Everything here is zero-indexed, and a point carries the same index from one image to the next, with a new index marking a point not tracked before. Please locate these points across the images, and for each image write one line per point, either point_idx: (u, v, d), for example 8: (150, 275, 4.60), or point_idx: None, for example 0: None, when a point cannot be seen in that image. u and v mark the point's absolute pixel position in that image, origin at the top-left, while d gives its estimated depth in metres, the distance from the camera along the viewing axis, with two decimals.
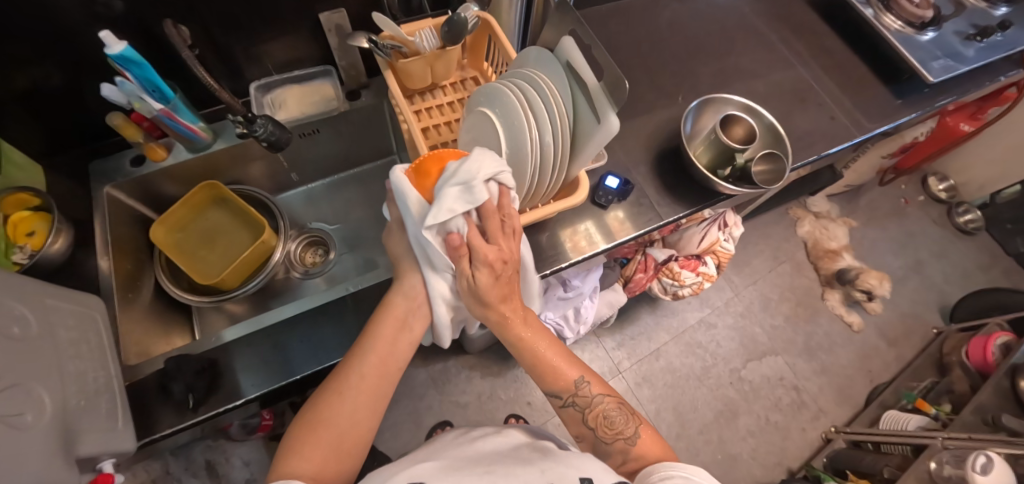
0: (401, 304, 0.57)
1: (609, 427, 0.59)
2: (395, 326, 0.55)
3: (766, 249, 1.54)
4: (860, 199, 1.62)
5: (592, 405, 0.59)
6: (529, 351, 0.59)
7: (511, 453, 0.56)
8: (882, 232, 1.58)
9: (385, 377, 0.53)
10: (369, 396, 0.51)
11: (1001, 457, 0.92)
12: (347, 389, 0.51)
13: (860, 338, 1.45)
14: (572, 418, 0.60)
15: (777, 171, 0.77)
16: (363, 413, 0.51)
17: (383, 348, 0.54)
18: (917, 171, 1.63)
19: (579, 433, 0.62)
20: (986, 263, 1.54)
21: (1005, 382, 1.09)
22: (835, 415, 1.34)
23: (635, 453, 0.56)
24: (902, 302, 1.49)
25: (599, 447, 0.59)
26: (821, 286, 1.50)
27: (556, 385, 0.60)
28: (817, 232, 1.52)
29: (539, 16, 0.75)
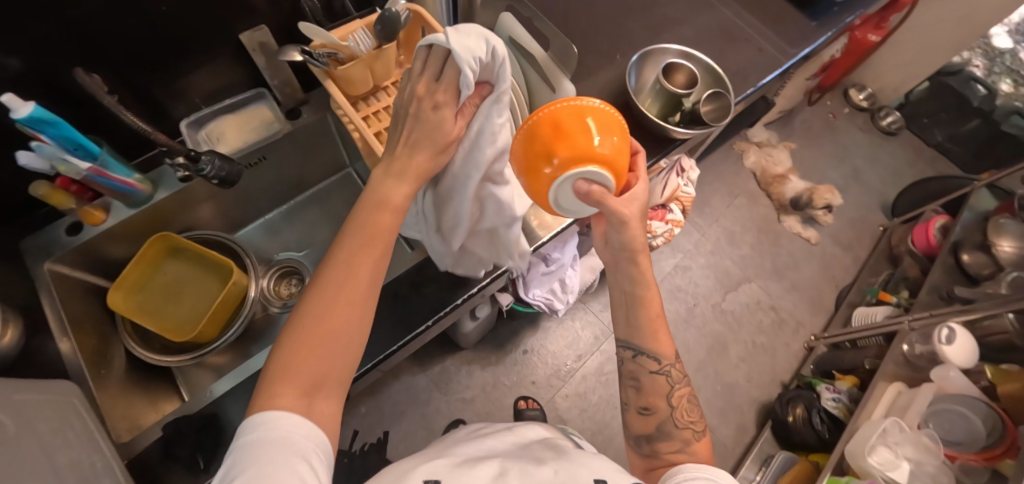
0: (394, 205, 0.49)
1: (685, 411, 0.62)
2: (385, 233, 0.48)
3: (720, 187, 1.61)
4: (794, 122, 1.72)
5: (678, 382, 0.63)
6: (649, 306, 0.60)
7: (520, 453, 0.57)
8: (819, 148, 1.68)
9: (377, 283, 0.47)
10: (364, 303, 0.45)
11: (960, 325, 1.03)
12: (339, 295, 0.43)
13: (819, 249, 1.56)
14: (656, 387, 0.62)
15: (722, 108, 0.81)
16: (352, 338, 0.44)
17: (374, 257, 0.46)
18: (839, 86, 1.74)
19: (648, 406, 0.63)
20: (915, 157, 1.67)
21: (950, 260, 1.24)
22: (812, 324, 1.45)
23: (694, 447, 0.59)
24: (849, 209, 1.61)
25: (666, 428, 0.60)
26: (776, 211, 1.59)
27: (654, 349, 0.61)
28: (763, 160, 1.62)
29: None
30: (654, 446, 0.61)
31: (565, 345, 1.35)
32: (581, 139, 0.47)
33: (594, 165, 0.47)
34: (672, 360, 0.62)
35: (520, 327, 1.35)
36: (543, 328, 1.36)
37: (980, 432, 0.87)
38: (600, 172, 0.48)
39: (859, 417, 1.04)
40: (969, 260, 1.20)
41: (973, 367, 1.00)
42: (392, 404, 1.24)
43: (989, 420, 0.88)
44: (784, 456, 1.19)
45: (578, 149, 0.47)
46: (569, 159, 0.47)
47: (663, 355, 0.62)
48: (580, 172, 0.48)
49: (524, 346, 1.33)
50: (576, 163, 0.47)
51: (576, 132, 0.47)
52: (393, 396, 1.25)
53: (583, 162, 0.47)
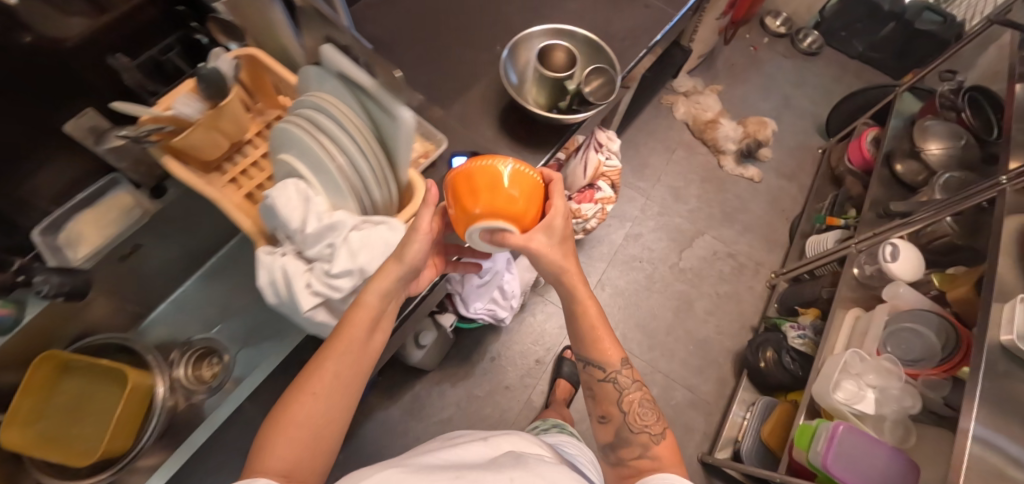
0: (370, 306, 0.49)
1: (640, 416, 0.60)
2: (363, 326, 0.48)
3: (656, 146, 1.58)
4: (717, 62, 1.69)
5: (628, 387, 0.61)
6: (587, 319, 0.58)
7: (483, 462, 0.54)
8: (746, 84, 1.66)
9: (358, 371, 0.48)
10: (344, 390, 0.46)
11: (903, 240, 1.02)
12: (321, 377, 0.45)
13: (764, 186, 1.55)
14: (607, 394, 0.61)
15: (607, 82, 0.77)
16: (330, 415, 0.45)
17: (348, 351, 0.47)
18: (754, 17, 1.71)
19: (605, 414, 0.62)
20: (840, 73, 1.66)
21: (886, 172, 1.23)
22: (770, 262, 1.44)
23: (654, 451, 0.56)
24: (786, 138, 1.60)
25: (623, 434, 0.59)
26: (716, 156, 1.57)
27: (597, 358, 0.60)
28: (692, 109, 1.59)
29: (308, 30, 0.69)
30: (620, 454, 0.59)
31: (532, 341, 1.32)
32: (491, 195, 0.47)
33: (504, 220, 0.47)
34: (619, 368, 0.60)
35: (482, 334, 1.32)
36: (506, 330, 1.33)
37: (935, 346, 0.87)
38: (510, 226, 0.48)
39: (824, 350, 1.03)
40: (902, 169, 1.19)
41: (920, 278, 1.00)
42: (368, 444, 1.20)
43: (941, 334, 0.88)
44: (763, 402, 1.20)
45: (488, 205, 0.47)
46: (481, 213, 0.47)
47: (609, 362, 0.60)
48: (490, 226, 0.47)
49: (490, 352, 1.31)
50: (490, 216, 0.47)
51: (489, 186, 0.47)
52: (368, 436, 1.21)
53: (498, 214, 0.47)
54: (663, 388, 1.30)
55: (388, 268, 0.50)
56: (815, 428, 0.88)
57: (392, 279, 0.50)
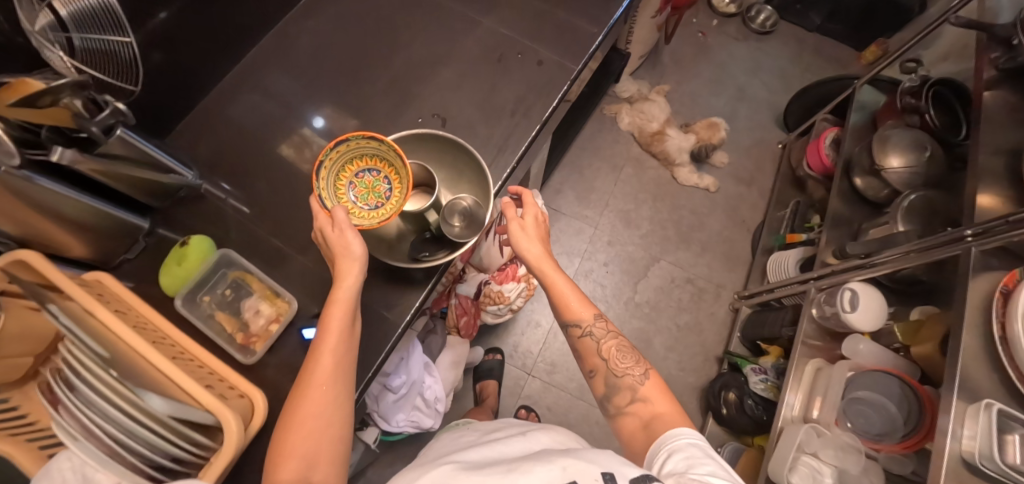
0: (345, 302, 0.55)
1: (619, 360, 0.65)
2: (338, 323, 0.54)
3: (602, 165, 1.44)
4: (662, 58, 1.53)
5: (604, 336, 0.66)
6: (548, 279, 0.66)
7: (518, 457, 0.55)
8: (695, 77, 1.51)
9: (347, 366, 0.54)
10: (336, 383, 0.52)
11: (864, 286, 0.91)
12: (315, 379, 0.51)
13: (721, 195, 1.42)
14: (587, 349, 0.66)
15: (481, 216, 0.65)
16: (334, 405, 0.51)
17: (335, 348, 0.53)
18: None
19: (592, 368, 0.67)
20: (796, 57, 1.54)
21: (845, 184, 1.11)
22: (731, 282, 1.34)
23: (642, 392, 0.61)
24: (742, 137, 1.47)
25: (611, 381, 0.63)
26: (667, 169, 1.44)
27: (569, 316, 0.67)
28: (637, 119, 1.44)
29: (117, 184, 0.62)
30: (615, 403, 0.62)
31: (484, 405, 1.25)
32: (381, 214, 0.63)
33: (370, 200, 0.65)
34: (592, 321, 0.66)
35: None
36: (457, 396, 1.25)
37: (897, 419, 0.79)
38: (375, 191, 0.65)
39: (781, 416, 0.93)
40: (862, 184, 1.06)
41: (882, 328, 0.90)
42: None
43: (903, 406, 0.80)
44: (730, 447, 1.11)
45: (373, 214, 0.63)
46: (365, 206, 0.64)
47: (582, 317, 0.66)
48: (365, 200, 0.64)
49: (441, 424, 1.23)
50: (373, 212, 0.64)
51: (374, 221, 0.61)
52: None
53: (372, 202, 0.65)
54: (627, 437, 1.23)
55: (348, 269, 0.56)
56: None
57: (358, 273, 0.56)
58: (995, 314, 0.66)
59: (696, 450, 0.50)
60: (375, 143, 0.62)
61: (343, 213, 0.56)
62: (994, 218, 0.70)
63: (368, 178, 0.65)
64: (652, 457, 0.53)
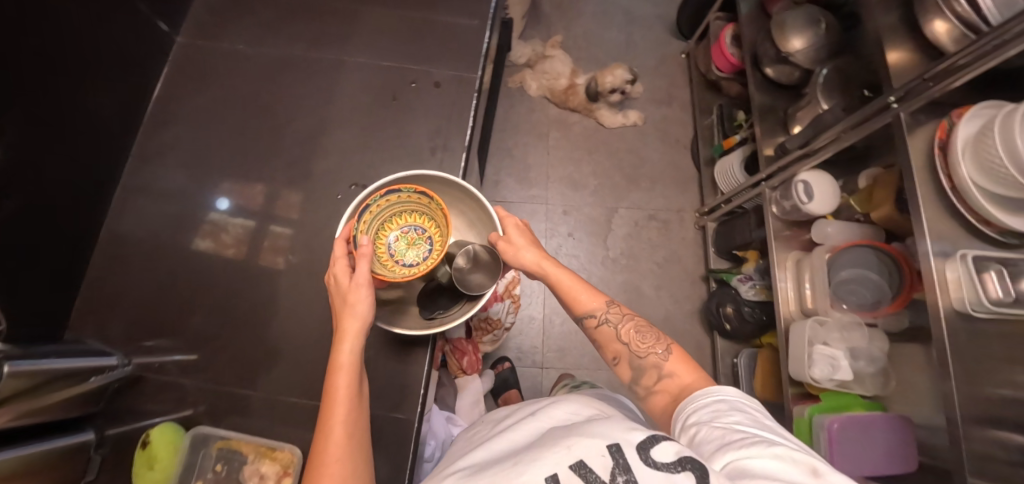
0: (345, 365, 0.53)
1: (640, 341, 0.61)
2: (344, 388, 0.53)
3: (529, 139, 1.39)
4: (543, 10, 1.47)
5: (620, 322, 0.63)
6: (551, 278, 0.65)
7: (533, 443, 0.54)
8: (582, 18, 1.48)
9: (357, 428, 0.53)
10: (348, 448, 0.51)
11: (811, 173, 0.96)
12: (328, 449, 0.50)
13: (650, 123, 1.41)
14: (606, 337, 0.63)
15: (486, 258, 0.63)
16: (351, 473, 0.50)
17: (344, 416, 0.52)
18: None
19: (614, 356, 0.63)
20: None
21: (759, 77, 1.12)
22: (688, 203, 1.37)
23: (668, 368, 0.58)
24: (647, 59, 1.45)
25: (636, 363, 0.61)
26: (591, 117, 1.40)
27: (579, 309, 0.64)
28: (543, 81, 1.39)
29: (31, 420, 0.52)
30: (643, 385, 0.59)
31: None
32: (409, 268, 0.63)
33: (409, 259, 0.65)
34: (605, 308, 0.64)
35: None
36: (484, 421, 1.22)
37: (884, 285, 0.87)
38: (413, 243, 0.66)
39: (781, 315, 0.98)
40: (775, 74, 1.08)
41: (840, 204, 0.96)
42: None
43: (883, 270, 0.87)
44: (745, 354, 1.16)
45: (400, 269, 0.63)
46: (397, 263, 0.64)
47: (592, 306, 0.64)
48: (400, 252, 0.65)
49: None
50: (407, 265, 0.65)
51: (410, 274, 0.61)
52: None
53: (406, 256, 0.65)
54: None
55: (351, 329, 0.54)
56: (809, 424, 0.86)
57: (354, 337, 0.54)
58: (941, 170, 0.72)
59: (725, 404, 0.50)
60: (423, 199, 0.64)
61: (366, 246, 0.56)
62: (910, 79, 0.74)
63: (411, 233, 0.66)
64: (679, 415, 0.53)
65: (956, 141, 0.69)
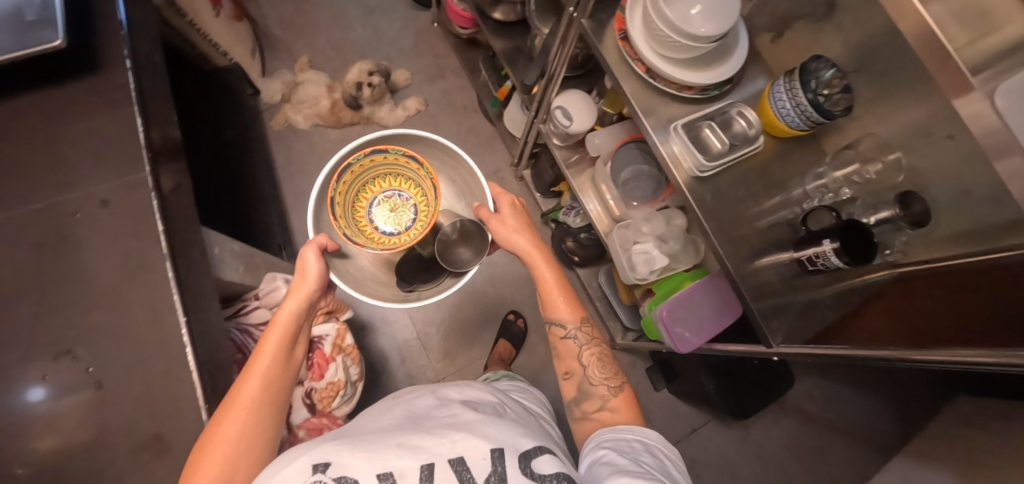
0: (281, 322, 0.72)
1: (596, 367, 0.76)
2: (277, 341, 0.70)
3: (321, 172, 1.30)
4: (280, 38, 1.40)
5: (586, 343, 0.78)
6: (541, 280, 0.80)
7: (424, 417, 0.56)
8: (322, 30, 1.42)
9: (276, 378, 0.67)
10: (262, 384, 0.65)
11: (562, 98, 0.98)
12: (249, 380, 0.64)
13: (432, 104, 1.38)
14: (568, 350, 0.78)
15: (472, 230, 0.84)
16: (266, 415, 0.62)
17: (268, 364, 0.67)
18: None
19: (568, 370, 0.77)
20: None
21: (492, 24, 1.11)
22: (502, 161, 1.37)
23: (611, 403, 0.71)
24: (403, 43, 1.43)
25: (584, 386, 0.74)
26: (372, 123, 1.34)
27: (556, 315, 0.80)
28: (307, 110, 1.30)
29: None
30: (582, 407, 0.73)
31: None
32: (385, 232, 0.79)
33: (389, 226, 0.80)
34: (576, 326, 0.79)
35: None
36: None
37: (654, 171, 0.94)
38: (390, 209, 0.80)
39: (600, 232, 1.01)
40: (502, 16, 1.08)
41: (598, 112, 1.00)
42: None
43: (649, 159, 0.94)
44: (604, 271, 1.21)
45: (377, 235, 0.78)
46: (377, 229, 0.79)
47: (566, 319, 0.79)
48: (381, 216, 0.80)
49: None
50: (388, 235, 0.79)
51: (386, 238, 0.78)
52: None
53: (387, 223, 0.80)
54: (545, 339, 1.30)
55: (180, 383, 0.59)
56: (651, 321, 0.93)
57: (300, 297, 0.74)
58: (633, 60, 0.75)
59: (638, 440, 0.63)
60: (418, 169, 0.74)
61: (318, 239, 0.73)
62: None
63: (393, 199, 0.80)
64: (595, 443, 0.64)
65: (630, 31, 0.73)
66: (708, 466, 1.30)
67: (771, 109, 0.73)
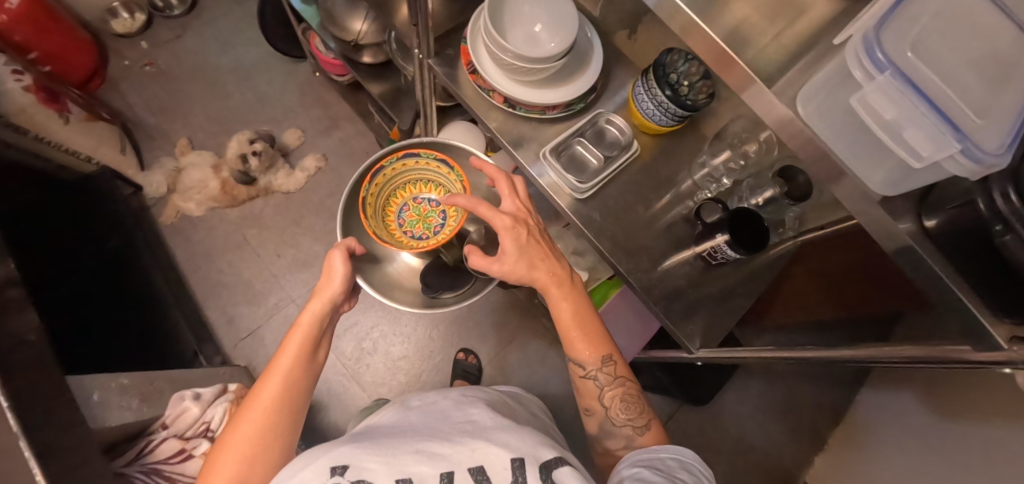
0: (306, 324, 0.59)
1: (624, 409, 0.59)
2: (297, 350, 0.57)
3: (228, 254, 1.22)
4: (152, 124, 1.31)
5: (608, 384, 0.60)
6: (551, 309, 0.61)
7: (442, 420, 0.52)
8: (195, 105, 1.34)
9: (304, 374, 0.57)
10: (282, 397, 0.54)
11: (445, 133, 0.94)
12: (268, 387, 0.54)
13: (331, 155, 1.33)
14: (587, 391, 0.61)
15: None
16: (288, 423, 0.53)
17: (292, 369, 0.56)
18: (111, 54, 1.34)
19: (588, 407, 0.62)
20: (239, 7, 1.44)
21: (363, 68, 1.06)
22: None
23: (640, 443, 0.57)
24: (285, 99, 1.36)
25: (607, 427, 0.60)
26: (272, 192, 1.27)
27: (574, 353, 0.60)
28: (197, 195, 1.22)
29: None
30: (606, 446, 0.60)
31: None
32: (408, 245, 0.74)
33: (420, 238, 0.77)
34: (597, 365, 0.60)
35: None
36: None
37: None
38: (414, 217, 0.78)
39: None
40: (369, 59, 1.03)
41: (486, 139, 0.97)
42: None
43: None
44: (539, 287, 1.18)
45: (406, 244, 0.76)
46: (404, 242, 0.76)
47: (585, 359, 0.60)
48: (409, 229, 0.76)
49: None
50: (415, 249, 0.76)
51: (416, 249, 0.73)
52: None
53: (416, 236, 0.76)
54: (502, 366, 1.27)
55: None
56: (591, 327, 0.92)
57: (320, 299, 0.61)
58: (490, 93, 0.70)
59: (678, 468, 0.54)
60: (447, 171, 0.76)
61: (347, 243, 0.65)
62: (415, 28, 0.69)
63: (422, 205, 0.79)
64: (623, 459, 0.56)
65: (478, 66, 0.68)
66: (690, 445, 1.31)
67: (639, 111, 0.70)
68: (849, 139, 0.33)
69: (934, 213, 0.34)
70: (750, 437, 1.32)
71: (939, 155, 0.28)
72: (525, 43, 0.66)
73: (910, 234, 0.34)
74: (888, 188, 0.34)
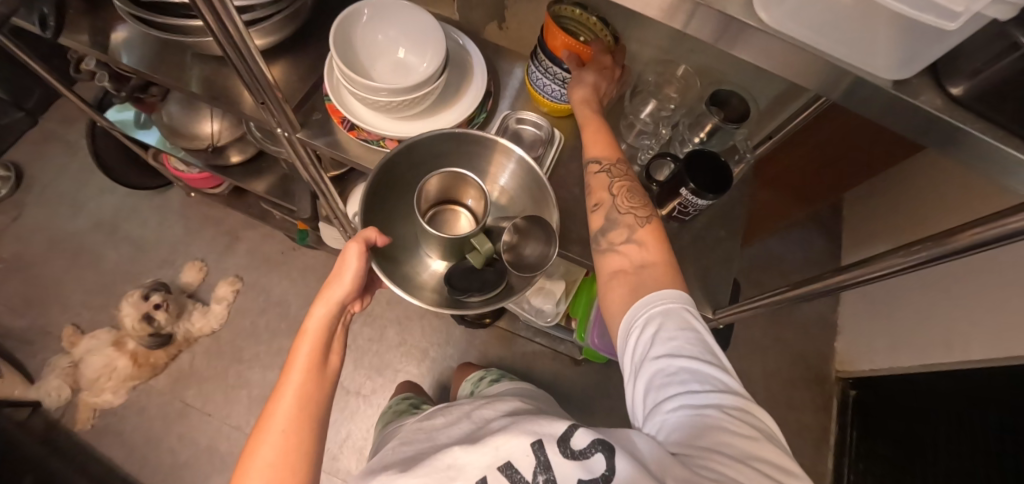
0: (313, 332, 0.47)
1: (630, 198, 0.51)
2: (308, 360, 0.45)
3: (173, 428, 1.04)
4: (21, 327, 1.09)
5: (620, 176, 0.52)
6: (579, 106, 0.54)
7: (480, 423, 0.45)
8: (65, 283, 1.14)
9: (322, 390, 0.45)
10: (301, 422, 0.42)
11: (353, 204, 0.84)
12: (276, 409, 0.42)
13: (245, 271, 1.17)
14: (596, 182, 0.52)
15: (539, 232, 0.58)
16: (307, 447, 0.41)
17: (304, 388, 0.43)
18: None
19: (596, 202, 0.52)
20: (75, 159, 1.25)
21: (234, 169, 0.93)
22: None
23: (640, 236, 0.48)
24: (168, 234, 1.19)
25: (613, 219, 0.50)
26: (195, 338, 1.10)
27: (595, 145, 0.52)
28: (108, 380, 1.03)
29: None
30: (607, 239, 0.50)
31: None
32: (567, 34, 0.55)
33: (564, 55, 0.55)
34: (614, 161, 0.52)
35: None
36: None
37: None
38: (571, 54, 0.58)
39: None
40: (237, 156, 0.90)
41: None
42: None
43: None
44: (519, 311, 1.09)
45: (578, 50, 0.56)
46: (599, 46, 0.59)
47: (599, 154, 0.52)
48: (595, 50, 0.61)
49: None
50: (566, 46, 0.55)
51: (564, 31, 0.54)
52: None
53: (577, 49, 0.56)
54: None
55: None
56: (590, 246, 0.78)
57: (323, 302, 0.48)
58: (380, 142, 0.61)
59: (693, 345, 0.40)
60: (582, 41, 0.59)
61: (370, 234, 0.50)
62: (266, 107, 0.57)
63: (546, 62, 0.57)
64: (629, 327, 0.44)
65: (357, 118, 0.58)
66: None
67: (545, 97, 0.62)
68: (835, 29, 0.25)
69: (955, 79, 0.26)
70: (775, 355, 1.30)
71: (977, 11, 0.19)
72: (395, 75, 0.58)
73: (935, 109, 0.26)
74: (900, 71, 0.26)
